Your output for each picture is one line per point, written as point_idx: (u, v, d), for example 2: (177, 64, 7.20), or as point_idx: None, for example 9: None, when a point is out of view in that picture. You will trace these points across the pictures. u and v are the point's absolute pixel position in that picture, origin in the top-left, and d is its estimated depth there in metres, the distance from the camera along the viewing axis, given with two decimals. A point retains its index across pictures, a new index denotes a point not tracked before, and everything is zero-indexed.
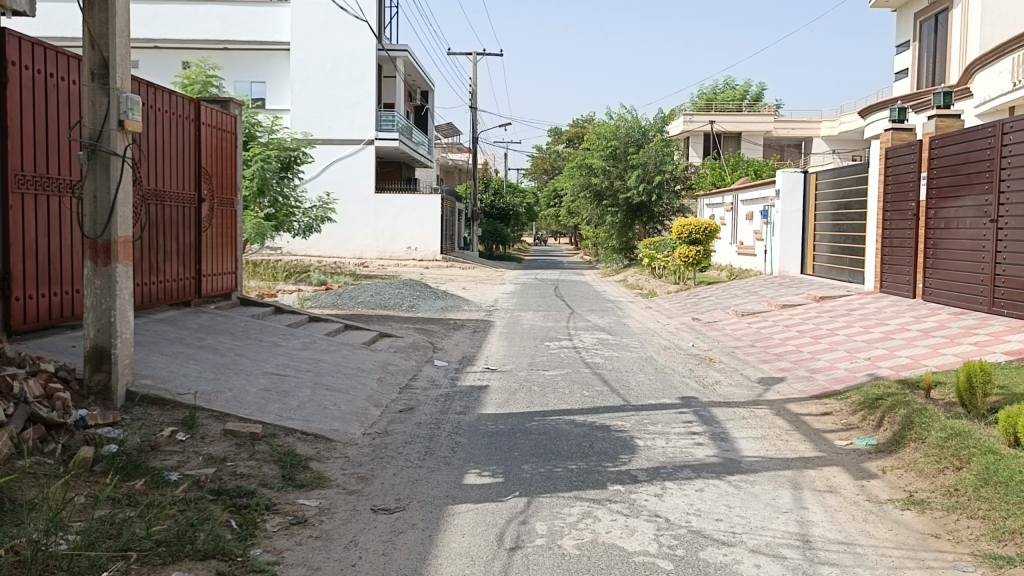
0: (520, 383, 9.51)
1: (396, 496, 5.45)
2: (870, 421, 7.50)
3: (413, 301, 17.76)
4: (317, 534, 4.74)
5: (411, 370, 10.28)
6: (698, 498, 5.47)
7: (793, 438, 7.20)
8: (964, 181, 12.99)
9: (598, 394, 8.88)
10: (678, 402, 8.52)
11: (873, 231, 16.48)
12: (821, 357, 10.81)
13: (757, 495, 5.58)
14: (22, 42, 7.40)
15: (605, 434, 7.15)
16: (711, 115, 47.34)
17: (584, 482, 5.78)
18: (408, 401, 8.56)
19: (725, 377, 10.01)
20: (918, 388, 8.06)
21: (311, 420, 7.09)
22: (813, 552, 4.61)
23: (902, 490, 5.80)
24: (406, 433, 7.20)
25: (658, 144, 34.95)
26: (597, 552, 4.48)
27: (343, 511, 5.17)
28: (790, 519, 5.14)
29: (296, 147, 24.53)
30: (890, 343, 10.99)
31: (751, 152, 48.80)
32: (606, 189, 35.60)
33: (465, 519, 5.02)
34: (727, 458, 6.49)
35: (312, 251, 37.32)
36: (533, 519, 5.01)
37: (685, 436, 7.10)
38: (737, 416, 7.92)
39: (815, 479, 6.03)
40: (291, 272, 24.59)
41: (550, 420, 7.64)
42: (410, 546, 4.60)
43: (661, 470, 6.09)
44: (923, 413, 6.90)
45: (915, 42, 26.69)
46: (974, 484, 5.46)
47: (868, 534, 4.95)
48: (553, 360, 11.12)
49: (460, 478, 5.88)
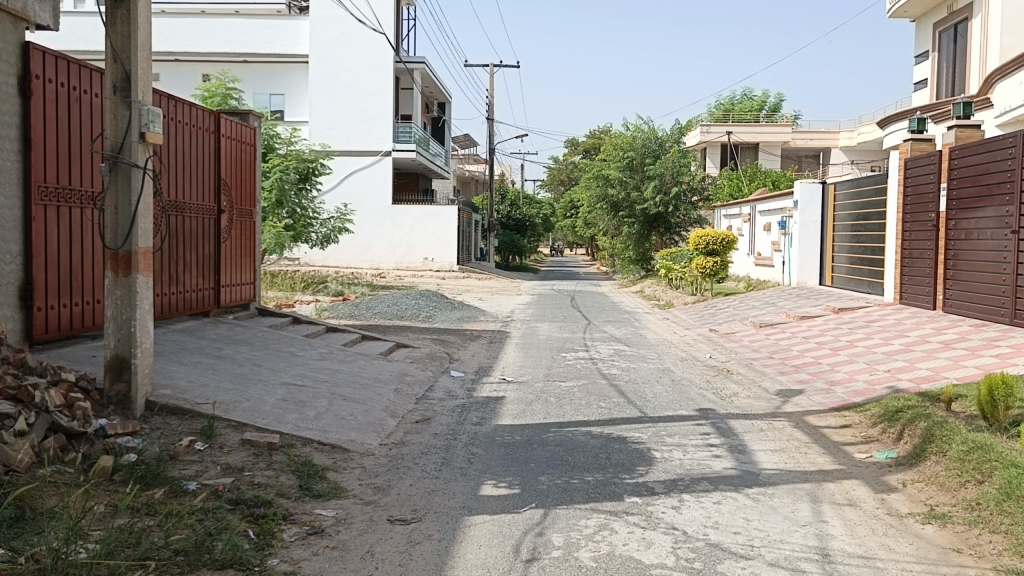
0: (537, 394, 9.48)
1: (412, 507, 5.45)
2: (891, 434, 7.42)
3: (429, 312, 17.77)
4: (334, 544, 4.75)
5: (427, 381, 10.28)
6: (715, 511, 5.43)
7: (811, 450, 7.14)
8: (985, 192, 12.88)
9: (614, 405, 8.85)
10: (695, 414, 8.47)
11: (892, 242, 16.36)
12: (840, 369, 10.72)
13: (775, 508, 5.54)
14: (46, 57, 7.54)
15: (622, 446, 7.12)
16: (728, 126, 47.25)
17: (600, 494, 5.76)
18: (425, 411, 8.56)
19: (743, 389, 9.95)
20: (938, 400, 7.97)
21: (327, 430, 7.11)
22: (832, 566, 4.57)
23: (923, 503, 5.74)
24: (423, 443, 7.21)
25: (674, 155, 34.89)
26: (614, 565, 4.46)
27: (359, 521, 5.18)
28: (809, 532, 5.10)
29: (314, 159, 24.70)
30: (910, 355, 10.88)
31: (769, 163, 48.58)
32: (622, 200, 35.55)
33: (481, 530, 5.02)
34: (745, 471, 6.44)
35: (330, 262, 37.54)
36: (549, 531, 5.00)
37: (703, 449, 7.06)
38: (755, 429, 7.86)
39: (834, 493, 5.97)
40: (309, 283, 24.76)
41: (566, 431, 7.62)
42: (427, 556, 4.60)
43: (678, 482, 6.05)
44: (944, 426, 6.83)
45: (933, 53, 26.56)
46: (996, 498, 5.39)
47: (888, 548, 4.90)
48: (569, 371, 11.10)
49: (476, 489, 5.88)
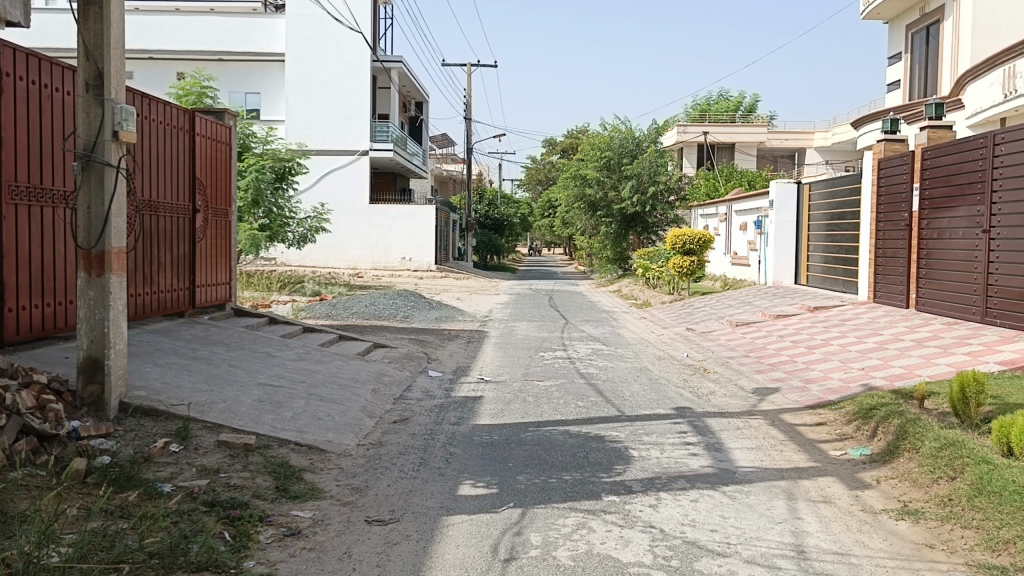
0: (515, 394, 9.49)
1: (390, 508, 5.43)
2: (864, 432, 7.51)
3: (407, 312, 17.71)
4: (311, 546, 4.72)
5: (405, 381, 10.24)
6: (692, 509, 5.47)
7: (786, 448, 7.21)
8: (956, 192, 13.05)
9: (592, 405, 8.87)
10: (672, 412, 8.51)
11: (866, 241, 16.55)
12: (815, 367, 10.82)
13: (751, 506, 5.58)
14: (17, 54, 7.42)
15: (600, 445, 7.14)
16: (704, 126, 47.55)
17: (578, 493, 5.77)
18: (403, 412, 8.53)
19: (720, 387, 10.02)
20: (911, 398, 8.07)
21: (304, 431, 7.06)
22: (807, 563, 4.61)
23: (896, 500, 5.81)
24: (401, 443, 7.19)
25: (651, 155, 35.04)
26: (591, 563, 4.47)
27: (336, 522, 5.15)
28: (784, 529, 5.14)
29: (290, 158, 24.52)
30: (883, 353, 11.02)
31: (744, 163, 48.94)
32: (600, 200, 35.65)
33: (459, 530, 5.01)
34: (721, 469, 6.48)
35: (307, 262, 37.32)
36: (528, 530, 5.00)
37: (679, 447, 7.09)
38: (731, 427, 7.92)
39: (809, 490, 6.03)
40: (285, 282, 24.59)
41: (544, 431, 7.63)
42: (405, 557, 4.58)
43: (656, 481, 6.08)
44: (917, 423, 6.91)
45: (906, 54, 26.89)
46: (967, 494, 5.47)
47: (862, 544, 4.95)
48: (547, 371, 11.11)
49: (454, 489, 5.87)
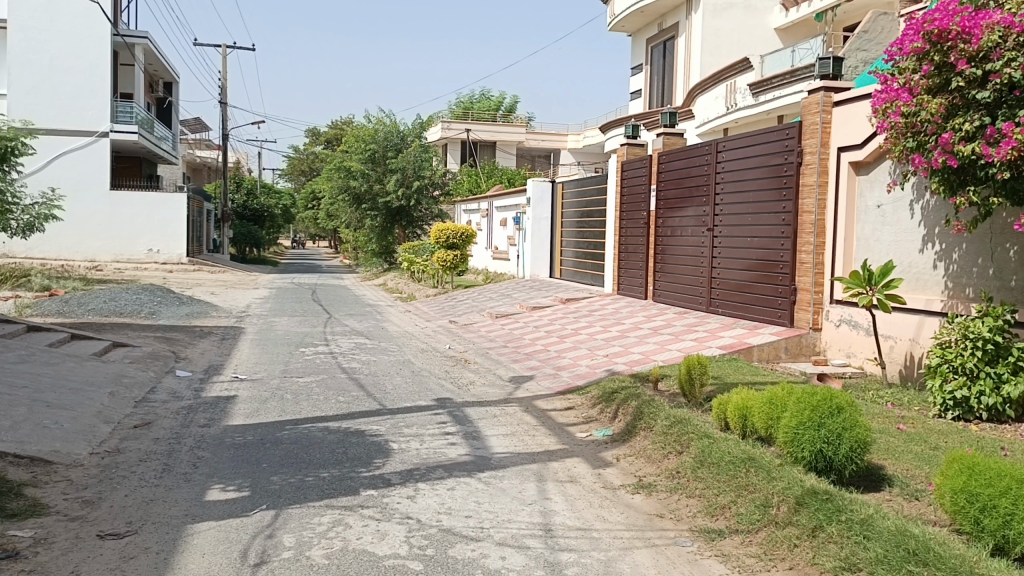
0: (272, 391, 9.15)
1: (127, 520, 5.02)
2: (607, 414, 8.10)
3: (152, 307, 16.42)
4: (29, 569, 4.24)
5: (148, 382, 9.51)
6: (448, 497, 5.60)
7: (538, 432, 7.59)
8: (686, 193, 14.44)
9: (353, 399, 8.78)
10: (432, 404, 8.65)
11: (612, 237, 17.81)
12: (566, 356, 11.49)
13: (504, 490, 5.82)
14: None
15: (359, 439, 7.09)
16: (467, 123, 48.64)
17: (335, 489, 5.69)
18: (145, 415, 7.92)
19: (478, 377, 10.33)
20: (647, 381, 8.83)
21: (25, 442, 6.32)
22: (553, 540, 4.90)
23: (633, 475, 6.34)
24: (142, 450, 6.67)
25: (415, 149, 35.26)
26: (347, 560, 4.43)
27: (62, 540, 4.67)
28: (534, 510, 5.42)
29: (12, 137, 21.77)
30: (625, 341, 11.94)
31: (505, 161, 50.74)
32: (364, 193, 35.28)
33: (205, 538, 4.75)
34: (477, 456, 6.69)
35: (34, 254, 33.43)
36: (281, 531, 4.85)
37: (438, 437, 7.23)
38: (488, 415, 8.20)
39: (557, 471, 6.40)
40: (5, 276, 21.84)
41: (301, 428, 7.43)
42: (142, 572, 4.26)
43: (414, 472, 6.15)
44: (651, 404, 7.57)
45: (647, 66, 29.26)
46: (692, 466, 6.09)
47: (603, 519, 5.35)
48: (306, 366, 10.83)
49: (201, 494, 5.55)
